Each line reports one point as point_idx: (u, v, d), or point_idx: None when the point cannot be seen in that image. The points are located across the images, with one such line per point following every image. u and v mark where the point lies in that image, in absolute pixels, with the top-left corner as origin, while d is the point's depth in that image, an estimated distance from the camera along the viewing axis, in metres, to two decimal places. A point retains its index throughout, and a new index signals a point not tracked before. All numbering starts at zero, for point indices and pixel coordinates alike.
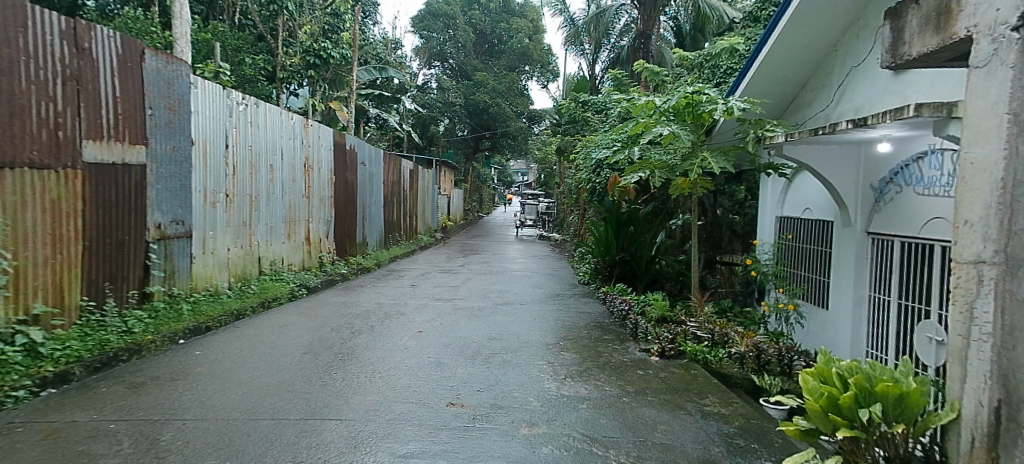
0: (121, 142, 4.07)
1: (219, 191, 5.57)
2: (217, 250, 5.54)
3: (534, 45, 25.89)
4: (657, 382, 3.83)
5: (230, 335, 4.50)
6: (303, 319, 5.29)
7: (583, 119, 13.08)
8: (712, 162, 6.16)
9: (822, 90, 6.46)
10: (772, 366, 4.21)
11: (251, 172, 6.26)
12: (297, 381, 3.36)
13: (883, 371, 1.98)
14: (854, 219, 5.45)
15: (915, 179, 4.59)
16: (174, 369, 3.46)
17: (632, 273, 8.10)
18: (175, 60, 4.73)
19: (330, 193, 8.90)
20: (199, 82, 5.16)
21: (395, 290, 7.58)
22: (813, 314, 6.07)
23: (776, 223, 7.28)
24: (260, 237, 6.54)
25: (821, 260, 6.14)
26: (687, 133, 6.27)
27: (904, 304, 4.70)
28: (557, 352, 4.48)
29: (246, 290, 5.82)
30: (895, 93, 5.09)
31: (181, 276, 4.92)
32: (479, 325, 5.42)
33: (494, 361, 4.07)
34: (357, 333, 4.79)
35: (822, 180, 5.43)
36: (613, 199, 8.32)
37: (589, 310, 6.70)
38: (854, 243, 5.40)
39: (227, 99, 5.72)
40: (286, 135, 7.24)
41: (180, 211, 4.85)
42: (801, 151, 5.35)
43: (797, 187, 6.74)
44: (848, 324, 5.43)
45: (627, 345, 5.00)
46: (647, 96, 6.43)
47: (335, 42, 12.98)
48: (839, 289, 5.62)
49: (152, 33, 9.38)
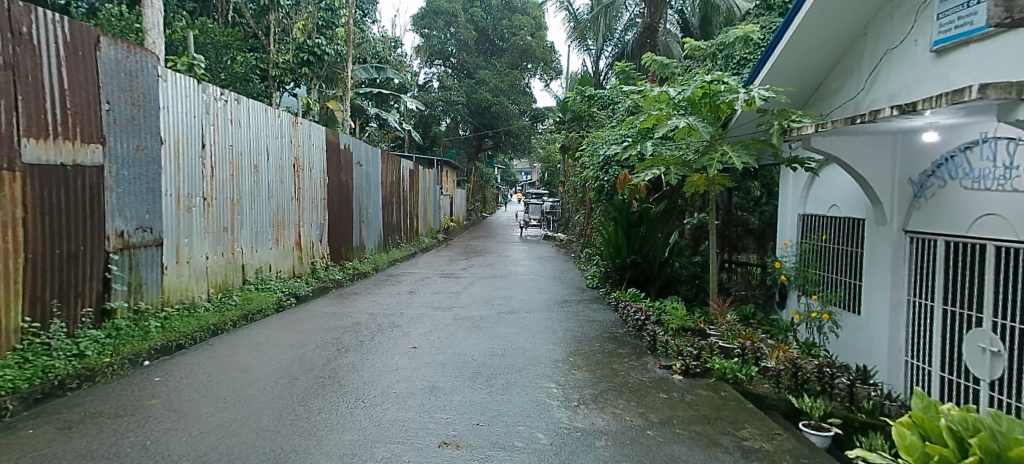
0: (72, 140, 3.61)
1: (195, 195, 5.10)
2: (193, 259, 5.08)
3: (537, 43, 25.35)
4: (685, 408, 3.33)
5: (201, 356, 4.03)
6: (287, 335, 4.81)
7: (589, 114, 12.56)
8: (734, 156, 5.61)
9: (851, 76, 5.92)
10: (812, 385, 3.70)
11: (232, 172, 5.80)
12: (264, 417, 2.87)
13: (1014, 429, 1.51)
14: (890, 217, 4.90)
15: (961, 172, 4.08)
16: (124, 403, 2.99)
17: (644, 276, 7.57)
18: (139, 49, 4.26)
19: (323, 195, 8.44)
20: (169, 74, 4.68)
21: (390, 298, 7.07)
22: (847, 321, 5.46)
23: (798, 221, 6.75)
24: (244, 243, 6.06)
25: (850, 261, 5.59)
26: (706, 125, 5.75)
27: (951, 311, 4.17)
28: (567, 371, 3.99)
29: (226, 302, 5.35)
30: (937, 77, 4.57)
31: (149, 289, 4.46)
32: (481, 338, 4.93)
33: (497, 384, 3.58)
34: (344, 350, 4.31)
35: (854, 175, 4.90)
36: (623, 198, 7.80)
37: (600, 319, 6.18)
38: (890, 243, 4.86)
39: (204, 94, 5.23)
40: (273, 134, 6.77)
41: (147, 217, 4.38)
42: (831, 143, 4.82)
43: (822, 182, 6.22)
44: (884, 330, 4.87)
45: (645, 361, 4.48)
46: (661, 87, 5.97)
47: (331, 38, 12.49)
48: (873, 293, 5.08)
49: (137, 30, 8.98)
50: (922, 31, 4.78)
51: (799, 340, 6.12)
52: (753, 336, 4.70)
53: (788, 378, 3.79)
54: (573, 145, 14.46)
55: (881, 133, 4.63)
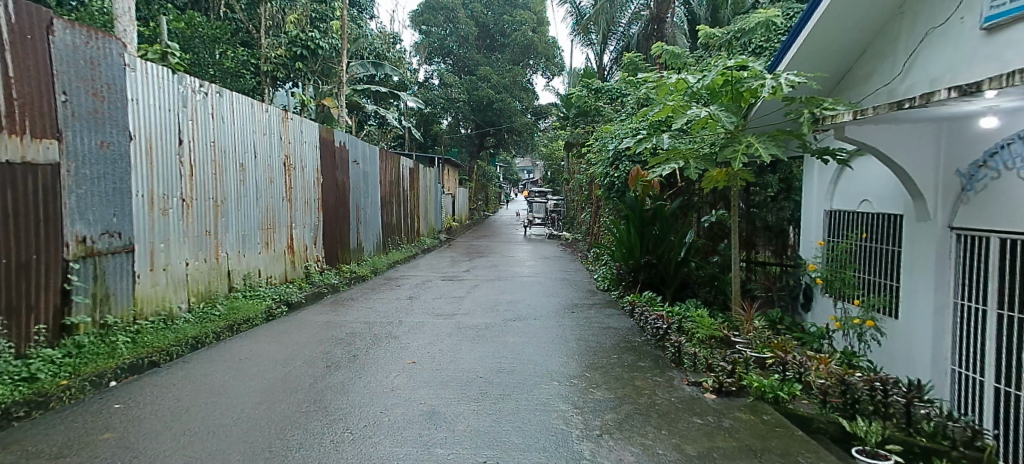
0: (19, 135, 3.17)
1: (171, 196, 4.66)
2: (170, 265, 4.64)
3: (539, 38, 24.91)
4: (725, 437, 2.86)
5: (174, 375, 3.59)
6: (274, 348, 4.36)
7: (595, 108, 12.12)
8: (760, 147, 5.06)
9: (886, 60, 5.41)
10: (863, 405, 3.24)
11: (215, 172, 5.36)
12: (233, 454, 2.42)
13: None
14: (934, 212, 4.38)
15: (1020, 162, 3.52)
16: (71, 436, 2.56)
17: (659, 278, 7.10)
18: (101, 35, 3.81)
19: (316, 195, 8.00)
20: (139, 64, 4.24)
21: (389, 305, 6.61)
22: (897, 330, 4.75)
23: (824, 218, 6.28)
24: (229, 248, 5.63)
25: (889, 262, 5.04)
26: (729, 114, 5.25)
27: (1007, 316, 3.65)
28: (585, 390, 3.53)
29: (209, 313, 4.91)
30: (988, 57, 4.05)
31: (118, 300, 4.02)
32: (486, 350, 4.48)
33: (507, 409, 3.11)
34: (335, 367, 3.87)
35: (894, 165, 4.42)
36: (635, 195, 7.30)
37: (615, 326, 5.72)
38: (935, 240, 4.33)
39: (180, 87, 4.78)
40: (260, 130, 6.32)
41: (114, 221, 3.94)
42: (868, 133, 4.35)
43: (852, 175, 5.73)
44: (926, 338, 4.36)
45: (670, 377, 3.99)
46: (678, 74, 5.48)
47: (324, 32, 12.00)
48: (914, 296, 4.58)
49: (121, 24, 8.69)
50: (970, 8, 4.25)
51: (836, 348, 5.55)
52: (786, 346, 4.23)
53: (835, 395, 3.33)
54: (579, 142, 13.93)
55: (926, 118, 4.13)
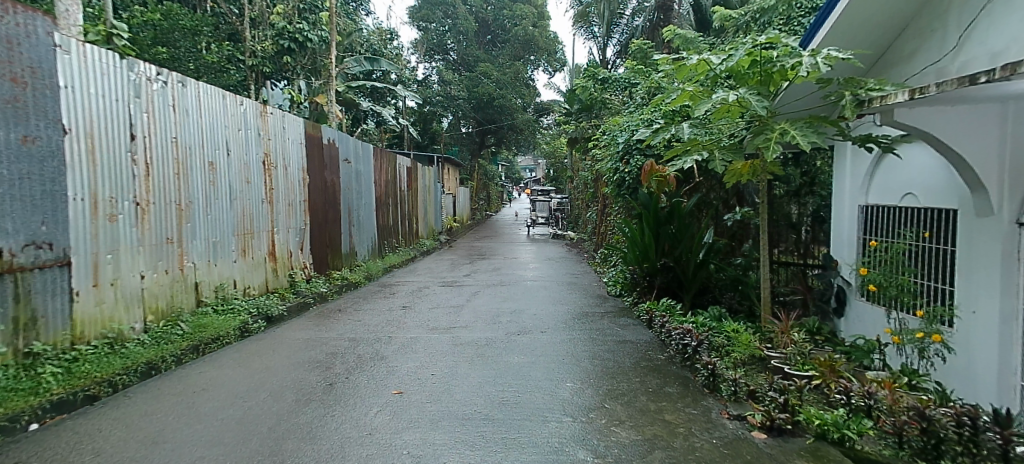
0: None
1: (122, 199, 4.03)
2: (121, 280, 4.03)
3: (540, 33, 24.23)
4: None
5: (110, 415, 2.98)
6: (239, 376, 3.74)
7: (600, 101, 11.48)
8: (797, 134, 4.34)
9: (933, 35, 4.72)
10: (950, 446, 2.39)
11: (177, 171, 4.74)
12: None
13: None
14: (998, 206, 3.63)
15: None
16: None
17: (677, 282, 6.47)
18: (22, 9, 3.22)
19: (302, 197, 7.39)
20: (75, 46, 3.62)
21: (378, 317, 5.98)
22: (961, 345, 3.96)
23: (858, 214, 5.53)
24: (196, 257, 5.01)
25: (946, 265, 4.29)
26: (760, 98, 4.53)
27: None
28: (606, 429, 2.91)
29: (170, 333, 4.30)
30: None
31: (52, 323, 3.42)
32: (485, 375, 3.85)
33: (512, 460, 2.48)
34: (307, 401, 3.25)
35: (952, 153, 3.74)
36: (649, 192, 6.66)
37: (632, 339, 5.10)
38: (998, 240, 3.61)
39: (131, 73, 4.15)
40: (233, 125, 5.70)
41: (42, 229, 3.33)
42: (917, 117, 3.72)
43: (893, 166, 5.02)
44: (991, 354, 3.64)
45: (706, 408, 3.36)
46: (699, 55, 4.79)
47: (314, 24, 11.44)
48: (975, 303, 3.84)
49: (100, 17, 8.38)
50: None
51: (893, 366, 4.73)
52: (834, 364, 3.54)
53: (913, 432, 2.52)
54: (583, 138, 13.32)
55: (985, 97, 3.46)
